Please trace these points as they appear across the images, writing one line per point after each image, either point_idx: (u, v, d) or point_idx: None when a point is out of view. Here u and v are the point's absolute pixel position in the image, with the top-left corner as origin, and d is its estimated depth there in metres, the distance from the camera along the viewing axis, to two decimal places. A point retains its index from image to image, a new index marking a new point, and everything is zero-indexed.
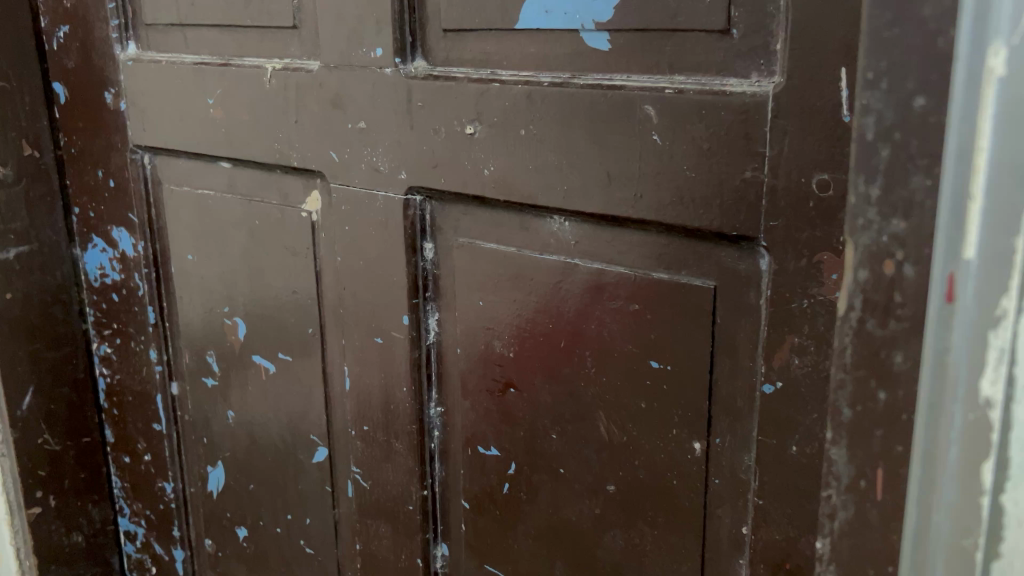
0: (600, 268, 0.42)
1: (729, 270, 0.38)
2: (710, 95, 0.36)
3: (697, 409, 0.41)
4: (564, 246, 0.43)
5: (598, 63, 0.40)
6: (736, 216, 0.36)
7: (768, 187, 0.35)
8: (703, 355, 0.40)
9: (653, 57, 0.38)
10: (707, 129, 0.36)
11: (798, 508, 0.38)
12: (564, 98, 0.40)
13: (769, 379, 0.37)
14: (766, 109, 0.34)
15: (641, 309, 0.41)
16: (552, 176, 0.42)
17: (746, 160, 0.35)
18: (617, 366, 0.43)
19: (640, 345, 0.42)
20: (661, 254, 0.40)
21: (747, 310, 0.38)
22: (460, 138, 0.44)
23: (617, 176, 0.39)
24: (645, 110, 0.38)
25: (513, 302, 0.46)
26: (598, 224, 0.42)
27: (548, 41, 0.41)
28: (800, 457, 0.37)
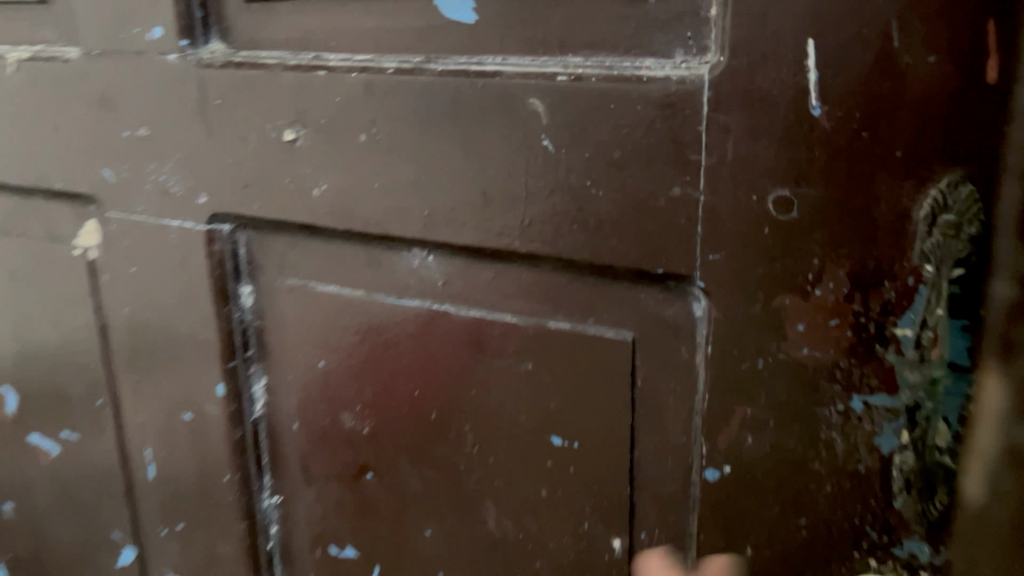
0: (478, 317, 0.31)
1: (652, 317, 0.28)
2: (619, 82, 0.26)
3: (615, 497, 0.31)
4: (427, 288, 0.32)
5: (460, 42, 0.29)
6: (661, 248, 0.26)
7: (707, 208, 0.25)
8: (620, 428, 0.30)
9: (537, 31, 0.27)
10: (618, 130, 0.26)
11: None
12: (418, 90, 0.29)
13: (714, 463, 0.27)
14: (701, 101, 0.24)
15: (536, 369, 0.31)
16: (407, 198, 0.30)
17: (673, 172, 0.25)
18: (507, 444, 0.32)
19: (535, 417, 0.31)
20: (559, 297, 0.30)
21: (678, 369, 0.28)
22: (276, 148, 0.32)
23: (495, 196, 0.29)
24: (530, 106, 0.27)
25: (365, 362, 0.35)
26: (471, 257, 0.31)
27: (390, 12, 0.30)
28: (757, 563, 0.28)
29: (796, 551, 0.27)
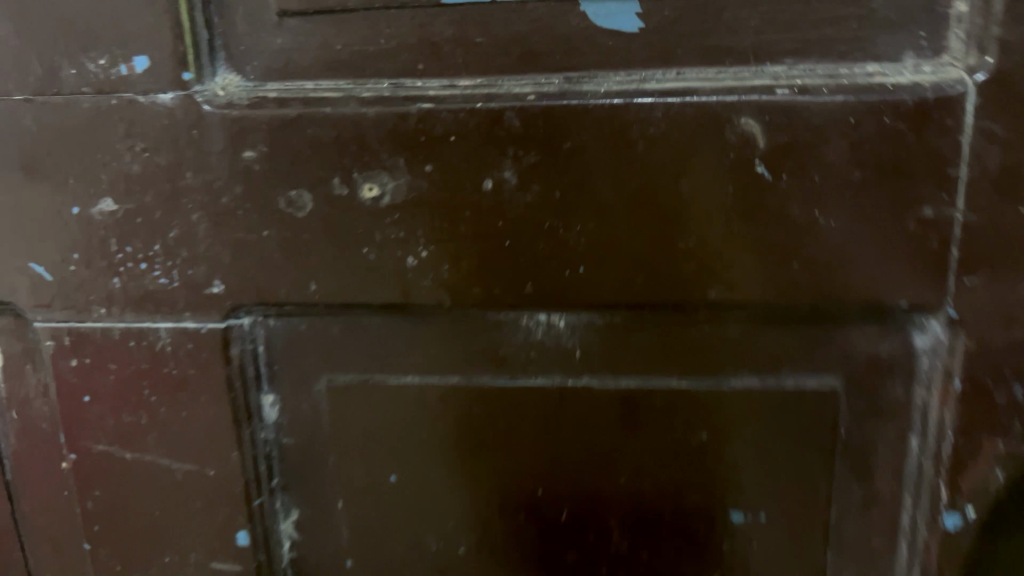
0: (636, 388, 0.26)
1: (866, 358, 0.25)
2: (863, 92, 0.22)
3: (810, 563, 0.27)
4: (556, 365, 0.26)
5: (614, 55, 0.23)
6: (910, 280, 0.23)
7: (966, 228, 0.22)
8: (822, 487, 0.26)
9: (725, 35, 0.23)
10: (856, 150, 0.22)
11: None
12: (576, 118, 0.23)
13: (957, 507, 0.25)
14: (966, 103, 0.21)
15: (712, 440, 0.26)
16: (554, 255, 0.24)
17: (927, 192, 0.22)
18: (666, 533, 0.27)
19: (707, 495, 0.27)
20: (745, 350, 0.25)
21: (894, 413, 0.25)
22: (351, 207, 0.24)
23: (683, 241, 0.23)
24: (742, 128, 0.22)
25: (462, 467, 0.28)
26: (625, 319, 0.25)
27: (510, 21, 0.23)
28: None
29: None
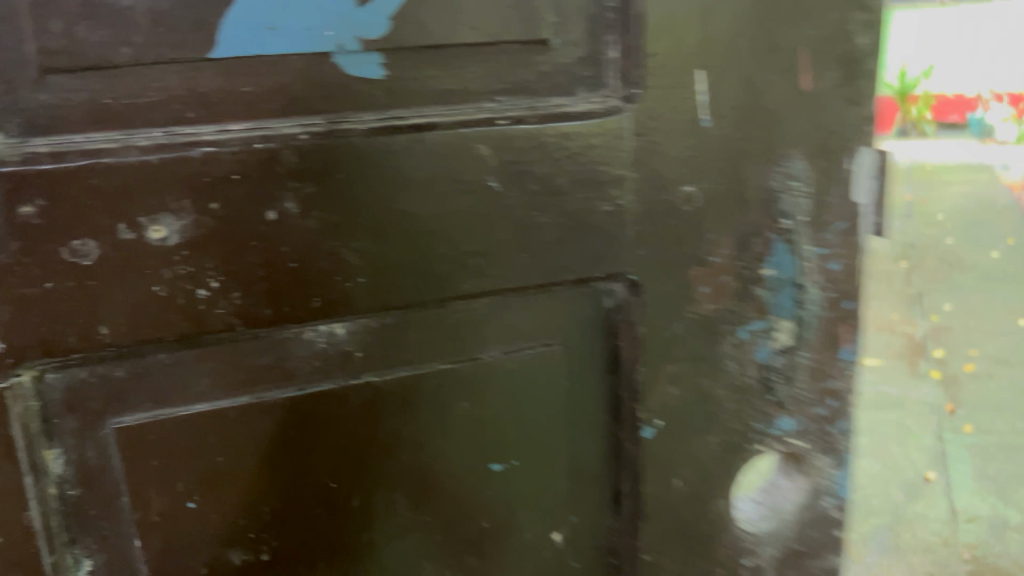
0: (407, 376, 0.30)
1: (577, 319, 0.32)
2: (552, 119, 0.29)
3: (551, 497, 0.33)
4: (333, 368, 0.30)
5: (365, 102, 0.27)
6: (596, 257, 0.30)
7: (635, 209, 0.30)
8: (555, 430, 0.33)
9: (452, 84, 0.28)
10: (554, 162, 0.29)
11: (689, 543, 0.35)
12: (345, 156, 0.27)
13: (647, 423, 0.33)
14: (622, 125, 0.29)
15: (473, 405, 0.32)
16: (334, 270, 0.28)
17: (602, 189, 0.30)
18: (440, 497, 0.32)
19: (475, 452, 0.32)
20: (487, 326, 0.31)
21: (597, 358, 0.32)
22: (140, 248, 0.26)
23: (433, 246, 0.29)
24: (475, 150, 0.28)
25: (256, 481, 0.30)
26: (390, 320, 0.30)
27: (277, 72, 0.26)
28: (683, 488, 0.34)
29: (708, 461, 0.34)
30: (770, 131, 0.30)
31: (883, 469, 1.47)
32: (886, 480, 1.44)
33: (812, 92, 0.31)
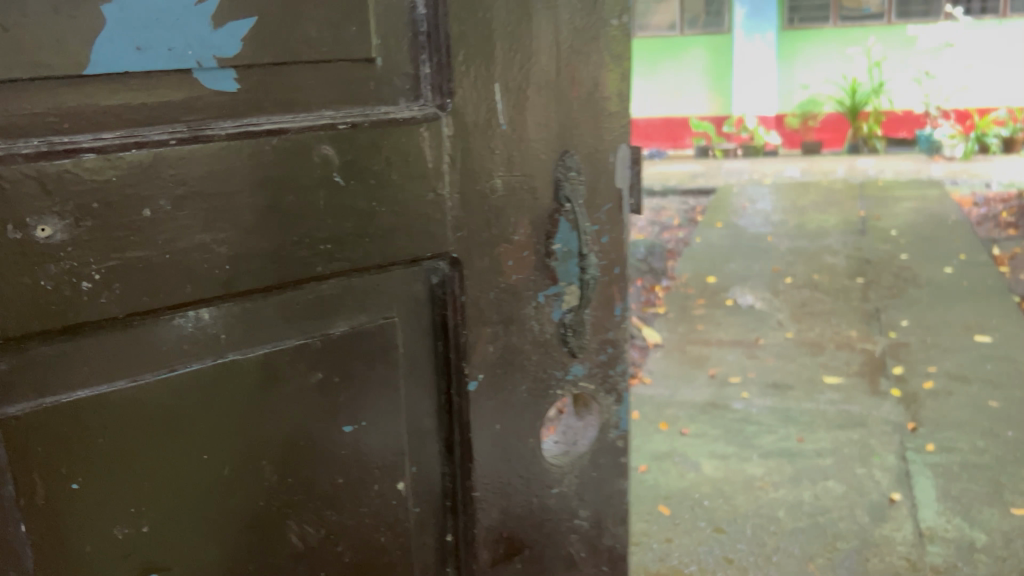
0: (268, 352, 0.45)
1: (411, 299, 0.51)
2: (383, 123, 0.46)
3: (385, 446, 0.51)
4: (204, 340, 0.43)
5: (218, 103, 0.41)
6: (411, 231, 0.48)
7: (450, 192, 0.49)
8: (391, 394, 0.51)
9: (293, 90, 0.43)
10: (387, 158, 0.46)
11: (507, 452, 0.56)
12: (207, 156, 0.41)
13: (472, 378, 0.54)
14: (438, 122, 0.48)
15: (331, 377, 0.48)
16: (201, 255, 0.41)
17: (425, 183, 0.48)
18: (308, 450, 0.48)
19: (334, 421, 0.49)
20: (329, 309, 0.47)
21: (423, 331, 0.52)
22: (24, 246, 0.37)
23: (283, 234, 0.44)
24: (321, 151, 0.44)
25: (156, 444, 0.43)
26: (247, 306, 0.44)
27: (160, 80, 0.40)
28: (514, 411, 0.56)
29: (525, 373, 0.56)
30: (545, 133, 0.52)
31: (855, 495, 1.89)
32: (861, 504, 1.84)
33: (574, 102, 0.53)
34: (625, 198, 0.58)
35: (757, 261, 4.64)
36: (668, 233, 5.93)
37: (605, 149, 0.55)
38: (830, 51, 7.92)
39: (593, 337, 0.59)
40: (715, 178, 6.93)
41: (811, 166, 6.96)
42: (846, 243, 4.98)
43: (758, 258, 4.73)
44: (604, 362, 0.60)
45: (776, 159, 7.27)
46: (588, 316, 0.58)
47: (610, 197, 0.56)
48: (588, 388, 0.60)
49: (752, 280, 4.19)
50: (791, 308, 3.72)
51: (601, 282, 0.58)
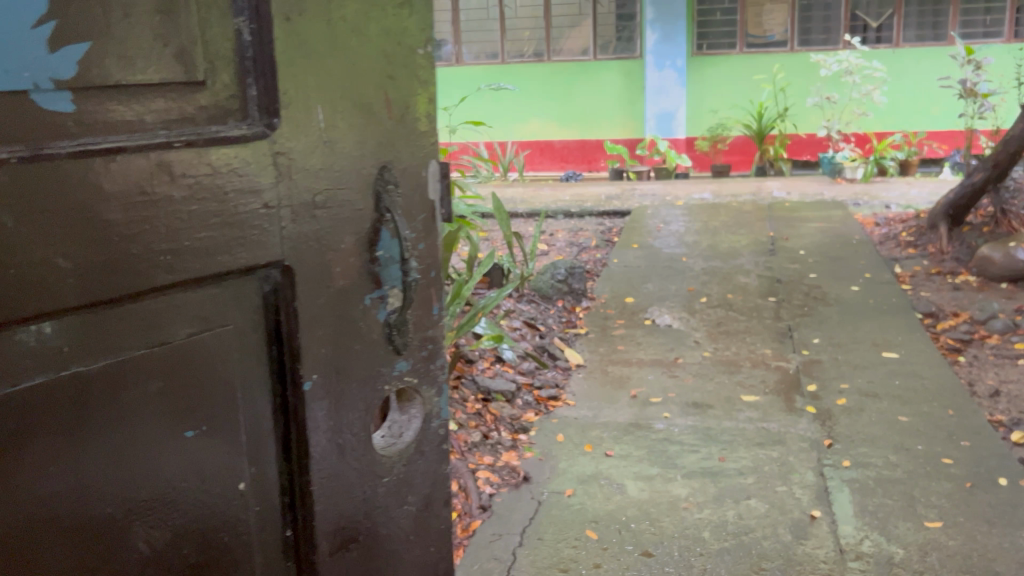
0: (132, 354, 0.82)
1: (256, 304, 0.94)
2: (214, 136, 0.86)
3: (219, 436, 0.92)
4: (57, 329, 0.76)
5: (53, 113, 0.74)
6: (233, 225, 0.88)
7: (279, 190, 0.92)
8: (234, 397, 0.93)
9: (120, 110, 0.79)
10: (215, 165, 0.86)
11: (340, 409, 1.04)
12: (52, 167, 0.73)
13: (307, 382, 0.99)
14: (269, 138, 0.90)
15: (177, 380, 0.87)
16: (49, 252, 0.74)
17: (256, 194, 0.90)
18: (169, 429, 0.87)
19: (191, 422, 0.89)
20: (163, 309, 0.84)
21: (264, 344, 0.96)
22: None
23: (132, 239, 0.80)
24: (159, 160, 0.81)
25: (37, 410, 0.75)
26: (101, 308, 0.79)
27: (6, 100, 0.71)
28: (361, 379, 1.06)
29: (359, 342, 1.05)
30: (349, 160, 0.99)
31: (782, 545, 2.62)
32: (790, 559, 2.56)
33: (369, 130, 1.01)
34: (435, 210, 1.14)
35: (671, 283, 5.52)
36: (586, 254, 6.25)
37: (412, 169, 1.08)
38: (737, 76, 8.30)
39: (416, 337, 1.12)
40: (630, 201, 7.33)
41: (721, 188, 7.59)
42: (755, 264, 5.77)
43: (672, 281, 5.56)
44: (425, 358, 1.15)
45: (687, 183, 7.79)
46: (410, 318, 1.11)
47: (425, 209, 1.11)
48: (414, 381, 1.14)
49: (668, 301, 5.22)
50: (703, 329, 4.79)
51: (422, 284, 1.12)
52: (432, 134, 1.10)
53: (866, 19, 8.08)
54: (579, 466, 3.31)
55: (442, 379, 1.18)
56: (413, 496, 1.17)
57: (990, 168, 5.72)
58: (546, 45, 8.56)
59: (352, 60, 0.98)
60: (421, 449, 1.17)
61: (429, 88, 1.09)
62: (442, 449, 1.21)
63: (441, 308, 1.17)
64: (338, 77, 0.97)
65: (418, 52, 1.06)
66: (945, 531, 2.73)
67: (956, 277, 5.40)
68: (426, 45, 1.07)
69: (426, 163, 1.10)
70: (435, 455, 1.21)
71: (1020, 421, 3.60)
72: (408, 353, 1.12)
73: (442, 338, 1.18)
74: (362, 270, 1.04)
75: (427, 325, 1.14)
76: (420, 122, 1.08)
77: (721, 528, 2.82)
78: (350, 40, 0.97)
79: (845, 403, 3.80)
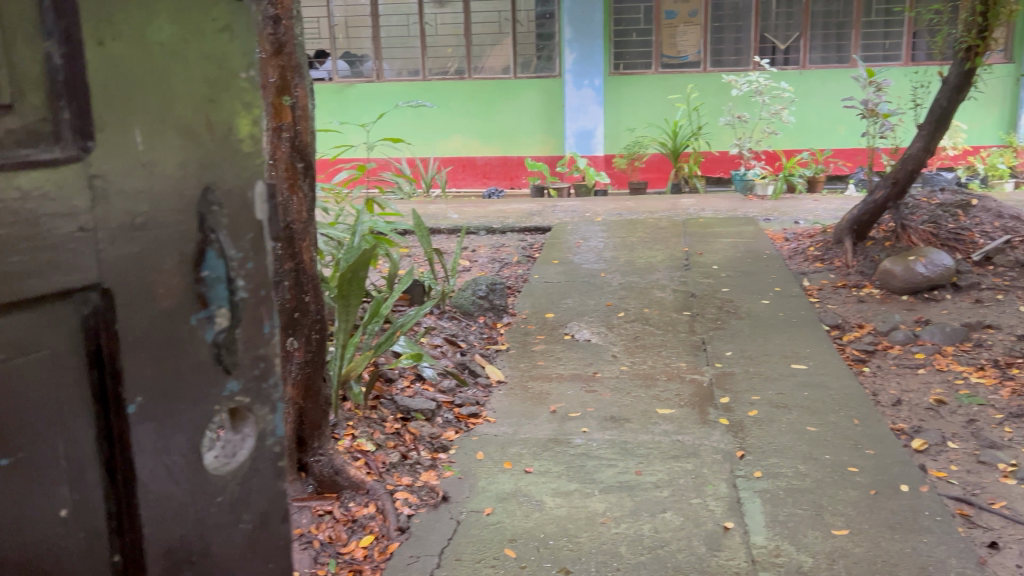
0: None
1: (69, 330, 0.89)
2: (14, 160, 0.82)
3: (26, 468, 0.88)
4: None
5: None
6: (34, 249, 0.85)
7: (87, 213, 0.89)
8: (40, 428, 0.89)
9: None
10: (14, 189, 0.83)
11: (167, 434, 0.99)
12: None
13: (129, 407, 0.95)
14: (76, 161, 0.87)
15: None
16: None
17: (62, 218, 0.87)
18: None
19: None
20: None
21: (78, 371, 0.92)
22: None
23: None
24: None
25: None
26: None
27: None
28: (189, 403, 1.01)
29: (187, 364, 1.00)
30: (169, 181, 0.96)
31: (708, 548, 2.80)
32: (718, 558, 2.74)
33: (190, 148, 0.98)
34: (265, 226, 1.08)
35: (590, 299, 5.58)
36: (508, 269, 6.25)
37: (237, 189, 1.03)
38: (652, 95, 8.47)
39: (246, 355, 1.06)
40: (551, 216, 7.40)
41: (639, 205, 7.71)
42: (671, 279, 5.87)
43: (592, 297, 5.62)
44: (258, 377, 1.09)
45: (606, 199, 7.88)
46: (239, 337, 1.05)
47: (253, 223, 1.05)
48: (246, 401, 1.08)
49: (587, 316, 5.27)
50: (621, 343, 4.86)
51: (251, 301, 1.05)
52: (259, 154, 1.06)
53: (775, 42, 8.40)
54: (498, 483, 3.29)
55: (277, 398, 1.11)
56: (249, 514, 1.11)
57: (890, 185, 5.96)
58: (466, 63, 8.61)
59: (174, 83, 0.95)
60: (255, 468, 1.11)
61: (255, 108, 1.06)
62: (279, 466, 1.14)
63: (274, 325, 1.10)
64: (163, 98, 0.94)
65: (241, 75, 1.03)
66: (851, 538, 2.81)
67: (860, 290, 5.60)
68: (249, 69, 1.04)
69: (251, 182, 1.05)
70: (270, 473, 1.14)
71: (920, 429, 3.74)
72: (238, 373, 1.06)
73: (278, 356, 1.11)
74: (186, 291, 0.98)
75: (259, 343, 1.08)
76: (244, 143, 1.04)
77: (637, 543, 2.84)
78: (171, 61, 0.95)
79: (756, 413, 3.90)
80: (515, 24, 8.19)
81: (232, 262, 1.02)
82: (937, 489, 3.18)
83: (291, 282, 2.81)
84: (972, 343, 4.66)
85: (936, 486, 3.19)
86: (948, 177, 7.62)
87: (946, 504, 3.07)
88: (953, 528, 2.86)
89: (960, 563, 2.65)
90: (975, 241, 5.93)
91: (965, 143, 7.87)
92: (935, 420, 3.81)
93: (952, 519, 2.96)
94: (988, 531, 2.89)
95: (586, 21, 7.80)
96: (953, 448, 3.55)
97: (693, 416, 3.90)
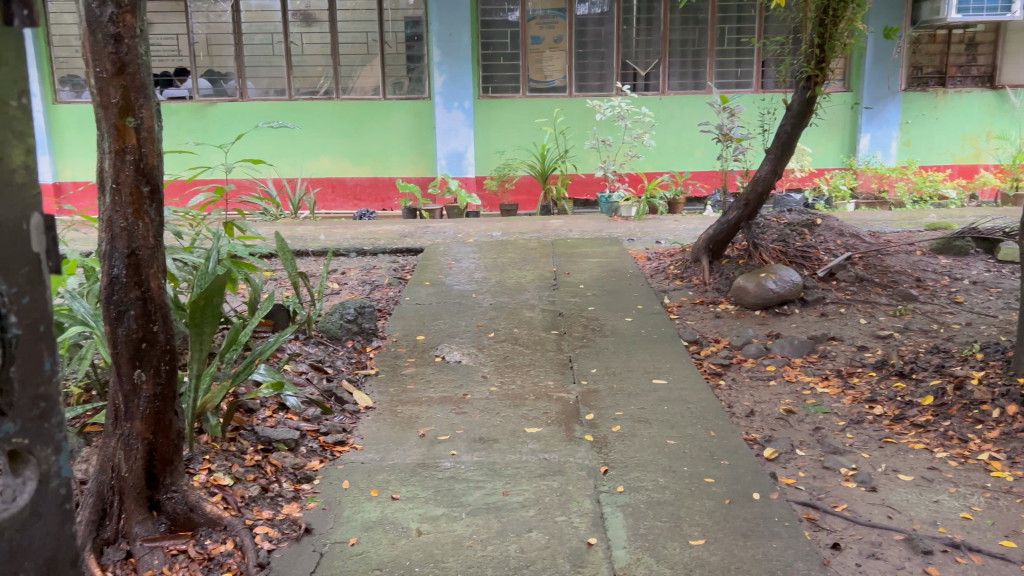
0: None
1: None
2: None
3: None
4: None
5: None
6: None
7: None
8: None
9: None
10: None
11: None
12: None
13: None
14: None
15: None
16: None
17: None
18: None
19: None
20: None
21: None
22: None
23: None
24: None
25: None
26: None
27: None
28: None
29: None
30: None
31: (565, 548, 2.94)
32: (567, 553, 2.92)
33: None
34: (41, 257, 1.35)
35: (461, 320, 5.59)
36: (378, 292, 6.16)
37: (13, 223, 1.29)
38: (521, 119, 8.54)
39: (24, 395, 1.33)
40: (422, 238, 7.38)
41: (509, 226, 7.80)
42: (539, 298, 5.96)
43: (462, 318, 5.63)
44: (37, 416, 1.35)
45: (477, 221, 7.93)
46: (15, 373, 1.32)
47: (28, 260, 1.32)
48: (24, 442, 1.34)
49: (457, 338, 5.27)
50: (491, 363, 4.89)
51: (25, 338, 1.33)
52: (30, 183, 1.32)
53: (635, 68, 8.66)
54: (363, 512, 3.22)
55: (58, 439, 1.39)
56: (31, 559, 1.36)
57: (741, 207, 6.25)
58: (333, 83, 8.48)
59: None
60: (36, 511, 1.36)
61: (22, 138, 1.31)
62: (63, 509, 1.42)
63: (52, 363, 1.38)
64: None
65: (11, 106, 1.30)
66: (707, 547, 2.92)
67: (717, 306, 5.84)
68: (18, 99, 1.31)
69: (27, 217, 1.32)
70: (54, 512, 1.40)
71: (771, 438, 3.93)
72: (14, 413, 1.32)
73: (55, 394, 1.39)
74: None
75: (37, 381, 1.35)
76: (16, 174, 1.30)
77: (503, 564, 2.85)
78: None
79: (619, 429, 4.00)
80: (383, 45, 8.20)
81: (3, 300, 1.28)
82: (786, 496, 3.35)
83: (138, 311, 2.69)
84: (817, 354, 4.95)
85: (785, 492, 3.36)
86: (796, 198, 8.08)
87: (794, 509, 3.23)
88: (800, 532, 3.02)
89: (806, 566, 2.79)
90: (820, 259, 6.30)
91: (810, 166, 8.36)
92: (784, 428, 4.02)
93: (798, 523, 3.12)
94: (831, 533, 3.06)
95: (454, 44, 7.85)
96: (801, 456, 3.75)
97: (560, 435, 3.95)
